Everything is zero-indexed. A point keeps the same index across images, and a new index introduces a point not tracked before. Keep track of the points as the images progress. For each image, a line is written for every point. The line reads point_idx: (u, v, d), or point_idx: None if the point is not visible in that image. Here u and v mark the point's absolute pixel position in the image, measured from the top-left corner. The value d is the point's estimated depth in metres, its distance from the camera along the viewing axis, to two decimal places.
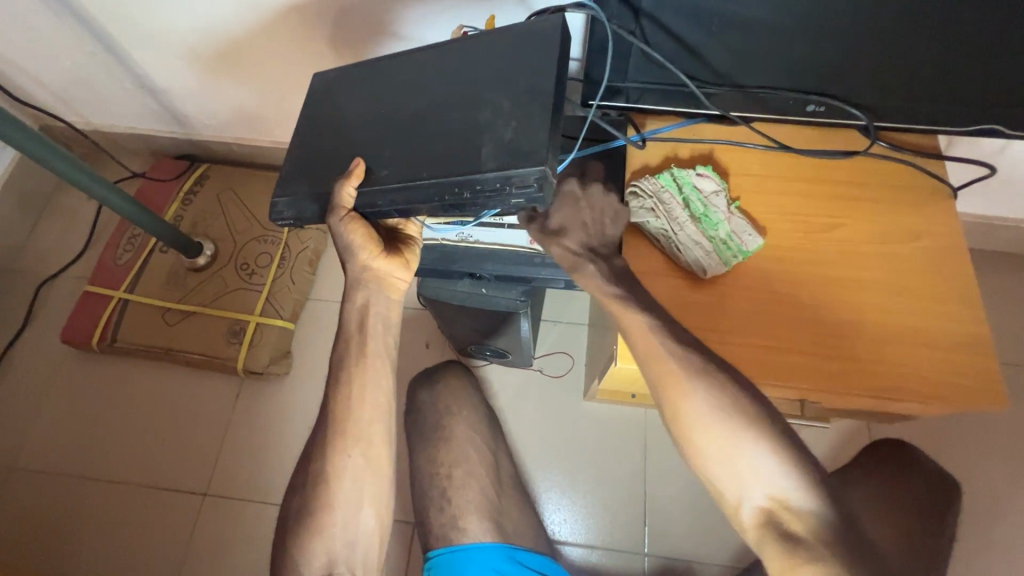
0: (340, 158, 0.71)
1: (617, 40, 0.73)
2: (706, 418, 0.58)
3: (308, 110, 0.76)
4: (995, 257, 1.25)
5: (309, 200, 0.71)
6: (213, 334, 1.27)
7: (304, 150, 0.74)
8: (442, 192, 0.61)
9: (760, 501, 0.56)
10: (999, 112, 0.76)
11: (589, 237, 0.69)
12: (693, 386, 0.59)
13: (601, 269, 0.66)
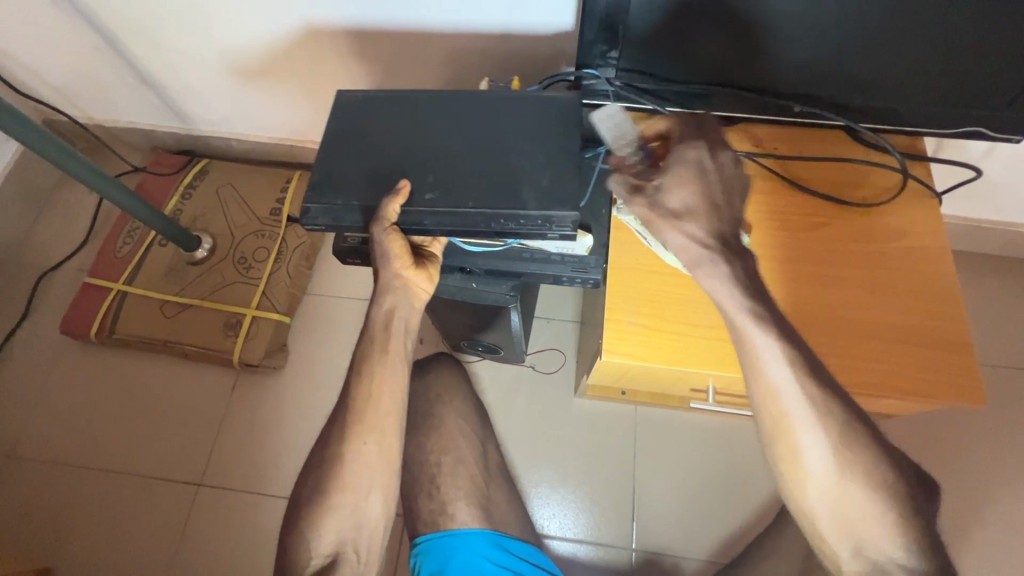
0: (382, 172, 0.74)
1: (609, 44, 0.76)
2: (835, 479, 0.57)
3: (334, 125, 0.78)
4: (981, 259, 1.26)
5: (347, 209, 0.73)
6: (211, 326, 1.28)
7: (334, 157, 0.76)
8: (490, 222, 0.69)
9: (866, 554, 0.57)
10: (981, 115, 0.77)
11: (714, 219, 0.62)
12: (826, 447, 0.57)
13: (722, 270, 0.60)
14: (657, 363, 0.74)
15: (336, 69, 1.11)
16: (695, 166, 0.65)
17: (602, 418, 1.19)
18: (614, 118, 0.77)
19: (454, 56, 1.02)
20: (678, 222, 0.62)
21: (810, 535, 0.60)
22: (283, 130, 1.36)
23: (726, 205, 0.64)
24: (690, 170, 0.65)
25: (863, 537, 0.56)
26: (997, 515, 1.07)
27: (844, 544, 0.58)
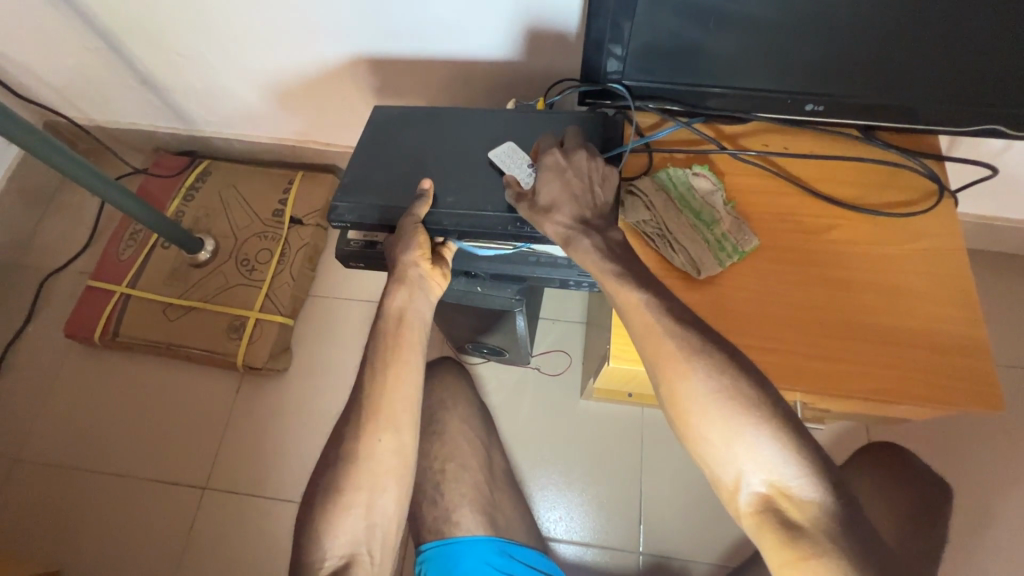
0: (410, 179, 0.80)
1: (617, 42, 0.74)
2: (710, 405, 0.55)
3: (368, 135, 0.84)
4: (991, 258, 1.24)
5: (378, 209, 0.78)
6: (214, 329, 1.28)
7: (365, 164, 0.82)
8: (509, 224, 0.74)
9: (756, 487, 0.53)
10: (1003, 111, 0.75)
11: (577, 208, 0.66)
12: (693, 371, 0.56)
13: (585, 242, 0.64)
14: None
15: (336, 68, 1.09)
16: (557, 165, 0.69)
17: (606, 421, 1.17)
18: (512, 155, 0.77)
19: (455, 57, 1.00)
20: (544, 217, 0.66)
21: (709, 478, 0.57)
22: (284, 132, 1.34)
23: (588, 192, 0.68)
24: (550, 169, 0.68)
25: (750, 466, 0.53)
26: (1008, 518, 1.05)
27: (731, 474, 0.54)
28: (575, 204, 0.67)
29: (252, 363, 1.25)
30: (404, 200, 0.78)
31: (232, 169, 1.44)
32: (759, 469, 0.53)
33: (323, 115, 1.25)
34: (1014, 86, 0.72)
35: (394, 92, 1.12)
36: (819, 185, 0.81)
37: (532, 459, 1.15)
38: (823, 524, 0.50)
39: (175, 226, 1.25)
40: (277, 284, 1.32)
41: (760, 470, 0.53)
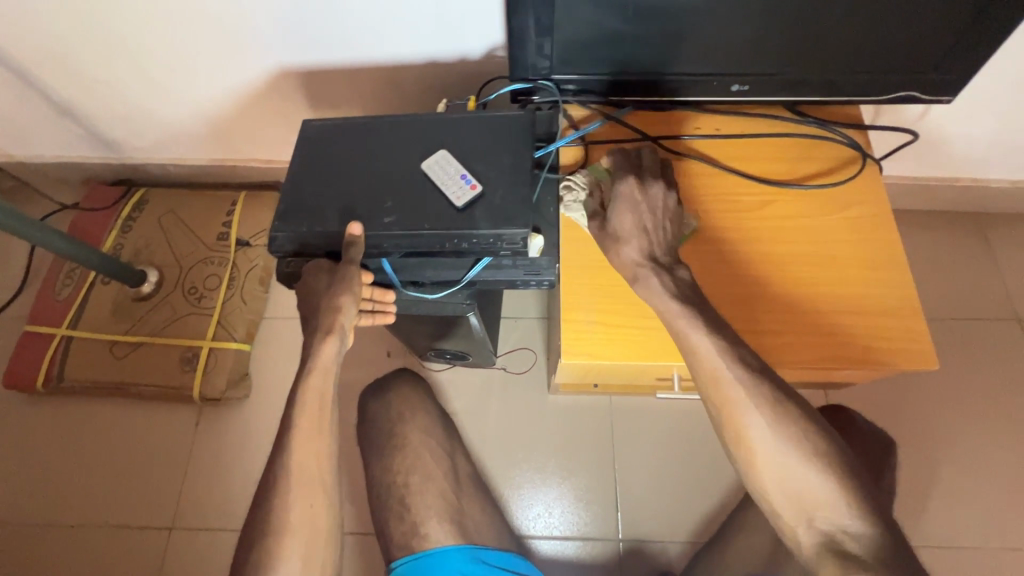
0: (345, 196, 0.78)
1: (541, 36, 0.74)
2: (773, 446, 0.58)
3: (301, 153, 0.82)
4: (927, 219, 1.29)
5: (313, 232, 0.76)
6: (166, 362, 1.23)
7: (298, 185, 0.79)
8: (445, 241, 0.73)
9: (815, 518, 0.55)
10: (912, 77, 0.78)
11: (649, 242, 0.70)
12: (762, 417, 0.59)
13: (657, 278, 0.67)
14: (619, 360, 0.73)
15: (267, 83, 1.06)
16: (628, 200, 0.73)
17: (575, 412, 1.18)
18: (445, 163, 0.76)
19: (386, 63, 0.98)
20: (616, 254, 0.70)
21: (768, 516, 0.59)
22: (222, 152, 1.29)
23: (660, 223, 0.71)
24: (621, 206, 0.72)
25: (801, 495, 0.56)
26: (958, 464, 1.11)
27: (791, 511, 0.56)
28: (652, 240, 0.70)
29: (209, 394, 1.21)
30: (338, 220, 0.76)
31: (170, 195, 1.39)
32: (819, 506, 0.55)
33: (259, 133, 1.21)
34: (921, 53, 0.75)
35: (328, 104, 1.09)
36: (749, 164, 0.82)
37: (505, 459, 1.15)
38: (878, 555, 0.52)
39: (107, 259, 1.17)
40: (229, 310, 1.27)
41: (821, 507, 0.55)
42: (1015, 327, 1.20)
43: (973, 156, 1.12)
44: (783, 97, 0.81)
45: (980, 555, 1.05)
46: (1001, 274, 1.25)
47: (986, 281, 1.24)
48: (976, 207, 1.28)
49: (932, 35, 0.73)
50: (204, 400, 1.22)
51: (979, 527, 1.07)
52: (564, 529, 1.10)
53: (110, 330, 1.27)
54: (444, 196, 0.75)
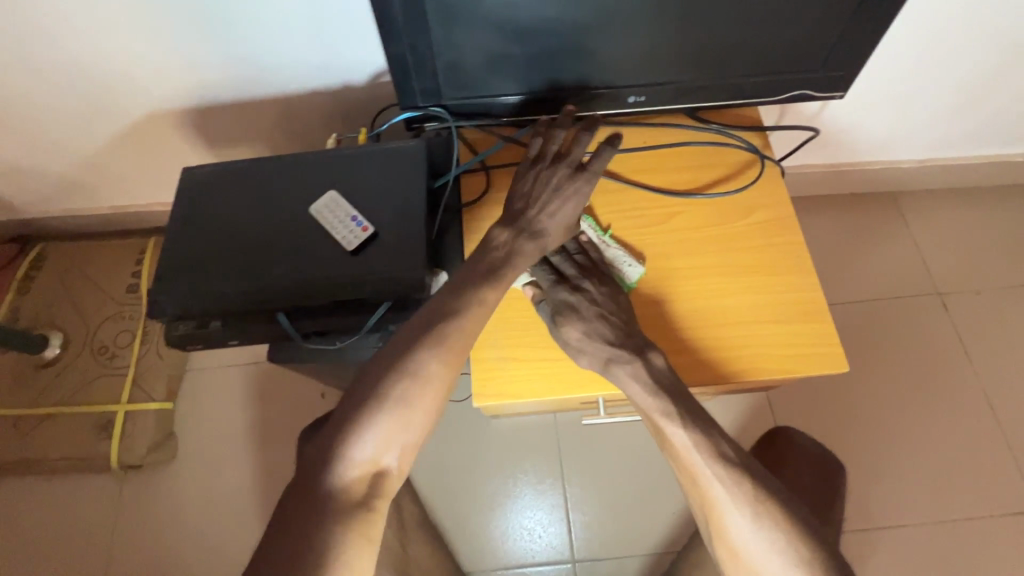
0: (230, 251, 0.72)
1: (421, 63, 0.71)
2: (762, 557, 0.57)
3: (178, 204, 0.75)
4: (847, 204, 1.32)
5: (200, 294, 0.70)
6: (79, 432, 1.14)
7: (180, 242, 0.73)
8: (339, 292, 0.69)
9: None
10: (808, 76, 0.76)
11: (610, 327, 0.67)
12: (746, 519, 0.57)
13: (626, 368, 0.65)
14: (538, 395, 0.69)
15: (156, 125, 0.99)
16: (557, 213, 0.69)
17: (521, 435, 1.15)
18: (334, 206, 0.72)
19: (277, 97, 0.93)
20: (576, 348, 0.67)
21: None
22: (121, 199, 1.20)
23: (615, 304, 0.69)
24: (575, 291, 0.69)
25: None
26: (897, 443, 1.13)
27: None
28: (612, 330, 0.67)
29: (129, 461, 1.12)
30: (225, 279, 0.71)
31: (71, 249, 1.28)
32: None
33: (157, 178, 1.13)
34: (808, 55, 0.74)
35: (228, 142, 1.03)
36: (652, 177, 0.80)
37: (453, 493, 1.11)
38: None
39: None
40: (145, 367, 1.19)
41: None
42: (936, 301, 1.24)
43: (880, 140, 1.14)
44: (679, 106, 0.80)
45: (923, 531, 1.07)
46: (919, 251, 1.28)
47: (905, 259, 1.28)
48: (893, 188, 1.31)
49: (816, 35, 0.71)
50: (125, 467, 1.14)
51: (921, 502, 1.09)
52: (520, 557, 1.07)
53: (14, 402, 1.17)
54: (334, 241, 0.71)
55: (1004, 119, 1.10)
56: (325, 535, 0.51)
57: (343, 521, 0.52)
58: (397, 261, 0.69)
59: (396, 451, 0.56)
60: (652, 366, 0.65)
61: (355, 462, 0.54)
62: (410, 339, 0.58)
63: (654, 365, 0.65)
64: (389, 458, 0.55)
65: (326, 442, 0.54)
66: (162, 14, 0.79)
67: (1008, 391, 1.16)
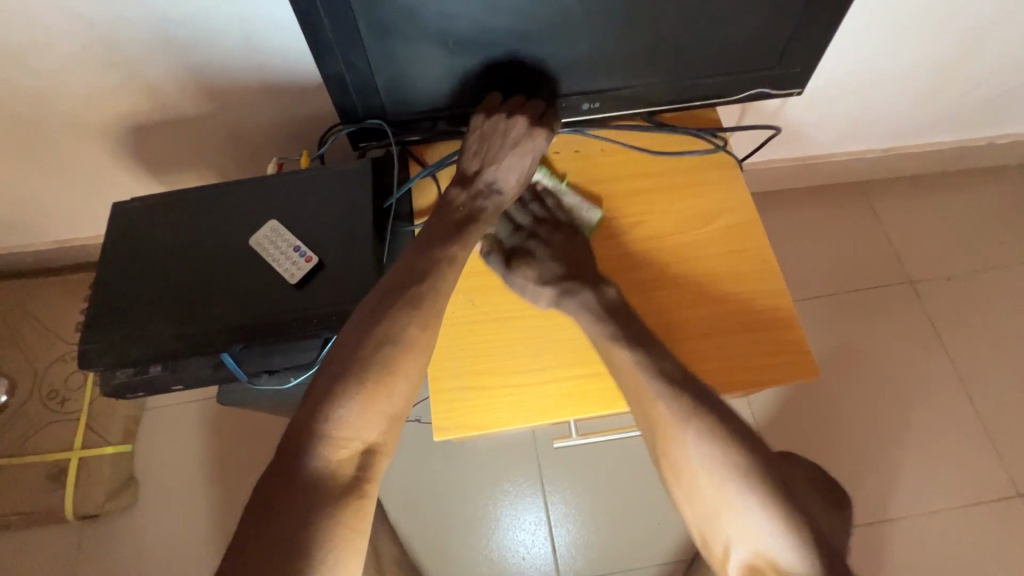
0: (166, 291, 0.67)
1: (360, 81, 0.67)
2: (704, 469, 0.53)
3: (107, 243, 0.70)
4: (816, 197, 1.31)
5: (133, 340, 0.65)
6: (30, 485, 1.07)
7: (110, 285, 0.68)
8: (285, 328, 0.65)
9: (741, 556, 0.52)
10: (764, 74, 0.74)
11: (561, 265, 0.67)
12: (695, 438, 0.54)
13: (576, 299, 0.64)
14: (501, 426, 0.65)
15: (90, 156, 0.93)
16: (500, 195, 0.68)
17: (500, 454, 1.13)
18: (274, 236, 0.68)
19: (216, 121, 0.88)
20: (532, 291, 0.67)
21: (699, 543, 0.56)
22: (60, 234, 1.13)
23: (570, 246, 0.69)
24: (528, 238, 0.69)
25: (733, 535, 0.52)
26: (879, 436, 1.12)
27: (715, 545, 0.53)
28: (565, 267, 0.66)
29: (87, 511, 1.06)
30: (161, 321, 0.66)
31: (12, 288, 1.21)
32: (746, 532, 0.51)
33: (99, 211, 1.07)
34: (761, 53, 0.71)
35: (170, 170, 0.98)
36: (613, 187, 0.77)
37: (433, 517, 1.09)
38: None
39: None
40: (99, 410, 1.12)
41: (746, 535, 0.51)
42: (908, 289, 1.23)
43: (845, 132, 1.13)
44: (633, 112, 0.77)
45: (910, 525, 1.06)
46: (890, 240, 1.28)
47: (876, 249, 1.27)
48: (861, 178, 1.30)
49: (768, 33, 0.69)
50: (82, 517, 1.07)
51: (906, 496, 1.08)
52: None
53: None
54: (277, 275, 0.67)
55: (963, 105, 1.10)
56: (316, 522, 0.45)
57: (335, 506, 0.47)
58: (346, 292, 0.65)
59: (381, 426, 0.52)
60: (606, 297, 0.64)
61: (337, 442, 0.49)
62: (385, 307, 0.57)
63: (608, 296, 0.65)
64: (375, 432, 0.51)
65: (301, 425, 0.50)
66: (79, 40, 0.74)
67: (983, 376, 1.16)
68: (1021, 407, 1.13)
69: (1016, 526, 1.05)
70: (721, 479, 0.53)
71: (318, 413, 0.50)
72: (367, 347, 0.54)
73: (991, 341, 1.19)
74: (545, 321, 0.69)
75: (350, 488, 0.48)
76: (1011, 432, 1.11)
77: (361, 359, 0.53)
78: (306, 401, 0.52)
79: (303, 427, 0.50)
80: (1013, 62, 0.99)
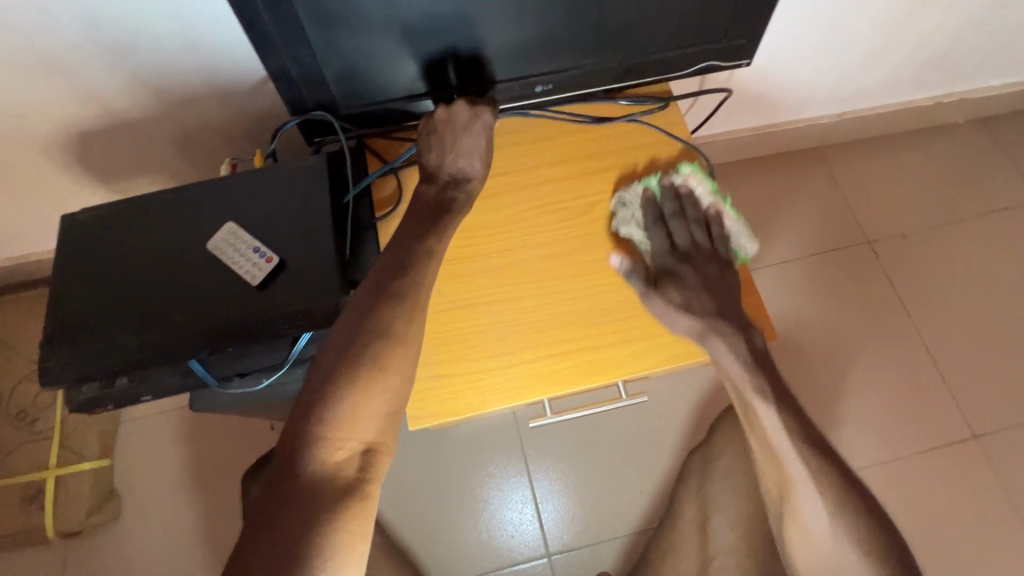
0: (124, 303, 0.66)
1: (308, 76, 0.66)
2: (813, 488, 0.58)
3: (59, 256, 0.68)
4: (775, 164, 1.35)
5: (92, 355, 0.64)
6: (4, 508, 1.05)
7: (66, 300, 0.66)
8: (250, 330, 0.64)
9: None
10: (713, 47, 0.75)
11: (721, 288, 0.66)
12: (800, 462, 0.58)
13: (725, 341, 0.62)
14: (472, 411, 0.66)
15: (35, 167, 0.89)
16: (468, 183, 0.69)
17: (483, 437, 1.14)
18: (233, 239, 0.67)
19: (165, 123, 0.85)
20: (671, 317, 0.66)
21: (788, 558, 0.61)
22: (12, 250, 1.09)
23: (726, 274, 0.67)
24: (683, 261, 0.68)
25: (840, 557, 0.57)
26: (843, 392, 1.17)
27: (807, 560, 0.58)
28: (701, 298, 0.65)
29: (67, 527, 1.04)
30: (120, 335, 0.65)
31: None
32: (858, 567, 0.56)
33: (52, 224, 1.04)
34: (707, 26, 0.72)
35: (121, 176, 0.94)
36: (571, 166, 0.78)
37: (424, 505, 1.10)
38: None
39: None
40: (70, 427, 1.10)
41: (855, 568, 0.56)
42: (866, 249, 1.28)
43: (800, 97, 1.15)
44: (588, 90, 0.77)
45: (876, 473, 1.12)
46: (847, 202, 1.32)
47: (835, 212, 1.31)
48: (819, 142, 1.33)
49: (711, 7, 0.69)
50: (63, 534, 1.06)
51: (872, 447, 1.13)
52: (501, 556, 1.07)
53: None
54: (238, 277, 0.66)
55: (908, 68, 1.13)
56: (323, 522, 0.47)
57: (336, 507, 0.48)
58: (311, 289, 0.65)
59: (377, 425, 0.54)
60: (754, 345, 0.63)
61: (333, 443, 0.51)
62: (372, 306, 0.58)
63: (755, 344, 0.63)
64: (372, 430, 0.53)
65: (295, 432, 0.51)
66: (9, 49, 0.70)
67: (937, 327, 1.22)
68: (974, 351, 1.19)
69: (973, 465, 1.11)
70: (833, 506, 0.57)
71: (313, 416, 0.52)
72: (356, 344, 0.55)
73: (944, 294, 1.24)
74: (511, 305, 0.70)
75: (351, 488, 0.50)
76: (965, 376, 1.18)
77: (350, 361, 0.54)
78: (299, 405, 0.53)
79: (299, 429, 0.52)
80: (952, 22, 1.02)
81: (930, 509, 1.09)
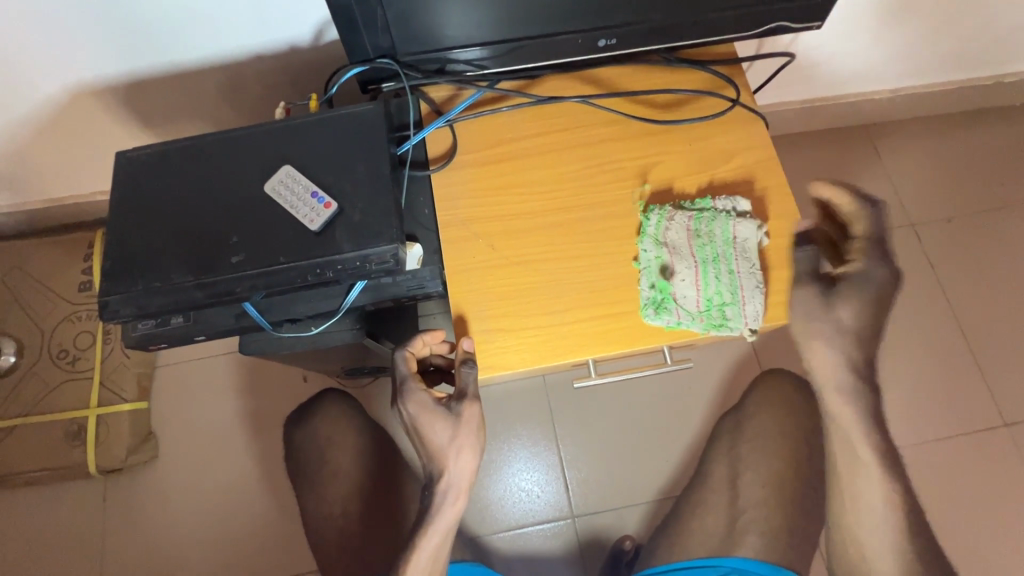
0: (180, 242, 0.66)
1: (369, 17, 0.64)
2: None
3: (115, 192, 0.68)
4: (822, 140, 1.31)
5: (149, 291, 0.64)
6: (49, 443, 1.08)
7: (122, 236, 0.66)
8: (306, 274, 0.64)
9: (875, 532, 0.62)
10: (784, 7, 0.71)
11: None
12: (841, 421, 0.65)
13: None
14: (524, 366, 0.66)
15: (81, 105, 0.88)
16: (462, 435, 0.66)
17: (512, 398, 1.16)
18: (290, 182, 0.67)
19: (214, 64, 0.83)
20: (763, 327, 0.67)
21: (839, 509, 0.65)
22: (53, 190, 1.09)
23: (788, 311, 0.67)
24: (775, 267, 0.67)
25: None
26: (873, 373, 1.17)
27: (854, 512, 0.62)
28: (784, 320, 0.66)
29: (107, 464, 1.08)
30: (176, 271, 0.65)
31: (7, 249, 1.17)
32: None
33: (94, 166, 1.03)
34: None
35: (166, 119, 0.94)
36: (628, 125, 0.75)
37: None
38: None
39: None
40: (108, 368, 1.11)
41: None
42: (909, 232, 1.25)
43: (857, 69, 1.11)
44: (650, 47, 0.74)
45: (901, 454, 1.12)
46: (893, 181, 1.29)
47: (880, 191, 1.28)
48: (869, 117, 1.29)
49: None
50: (104, 471, 1.09)
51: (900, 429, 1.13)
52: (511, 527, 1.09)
53: None
54: (295, 223, 0.66)
55: (974, 43, 1.08)
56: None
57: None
58: (365, 236, 0.65)
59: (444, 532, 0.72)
60: None
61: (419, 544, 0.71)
62: None
63: None
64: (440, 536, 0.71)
65: None
66: None
67: (976, 313, 1.20)
68: (1012, 339, 1.18)
69: (1001, 451, 1.11)
70: None
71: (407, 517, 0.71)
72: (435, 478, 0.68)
73: (986, 280, 1.22)
74: (564, 262, 0.70)
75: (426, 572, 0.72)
76: (1000, 363, 1.17)
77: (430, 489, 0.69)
78: None
79: None
80: None
81: (951, 492, 1.09)
